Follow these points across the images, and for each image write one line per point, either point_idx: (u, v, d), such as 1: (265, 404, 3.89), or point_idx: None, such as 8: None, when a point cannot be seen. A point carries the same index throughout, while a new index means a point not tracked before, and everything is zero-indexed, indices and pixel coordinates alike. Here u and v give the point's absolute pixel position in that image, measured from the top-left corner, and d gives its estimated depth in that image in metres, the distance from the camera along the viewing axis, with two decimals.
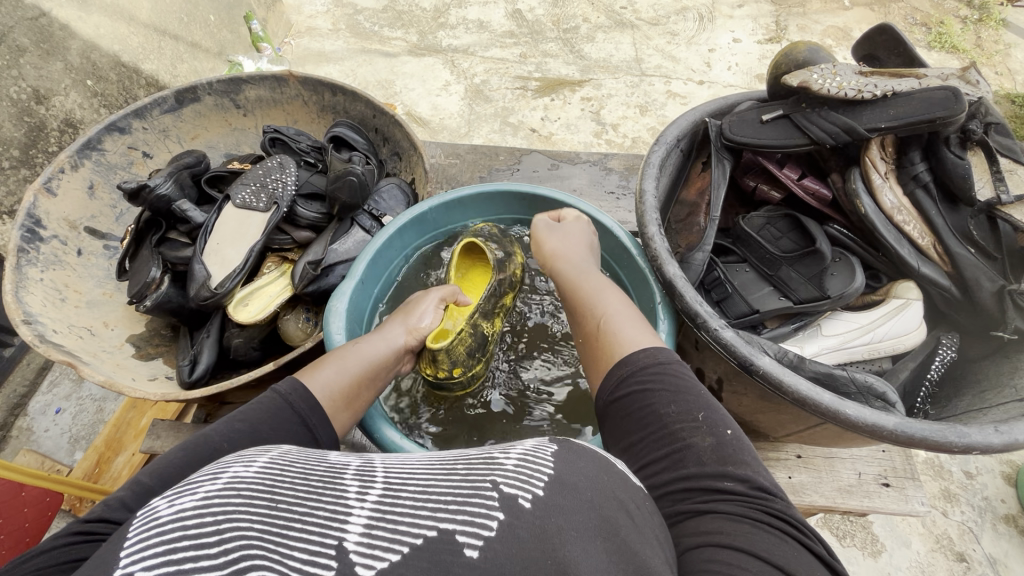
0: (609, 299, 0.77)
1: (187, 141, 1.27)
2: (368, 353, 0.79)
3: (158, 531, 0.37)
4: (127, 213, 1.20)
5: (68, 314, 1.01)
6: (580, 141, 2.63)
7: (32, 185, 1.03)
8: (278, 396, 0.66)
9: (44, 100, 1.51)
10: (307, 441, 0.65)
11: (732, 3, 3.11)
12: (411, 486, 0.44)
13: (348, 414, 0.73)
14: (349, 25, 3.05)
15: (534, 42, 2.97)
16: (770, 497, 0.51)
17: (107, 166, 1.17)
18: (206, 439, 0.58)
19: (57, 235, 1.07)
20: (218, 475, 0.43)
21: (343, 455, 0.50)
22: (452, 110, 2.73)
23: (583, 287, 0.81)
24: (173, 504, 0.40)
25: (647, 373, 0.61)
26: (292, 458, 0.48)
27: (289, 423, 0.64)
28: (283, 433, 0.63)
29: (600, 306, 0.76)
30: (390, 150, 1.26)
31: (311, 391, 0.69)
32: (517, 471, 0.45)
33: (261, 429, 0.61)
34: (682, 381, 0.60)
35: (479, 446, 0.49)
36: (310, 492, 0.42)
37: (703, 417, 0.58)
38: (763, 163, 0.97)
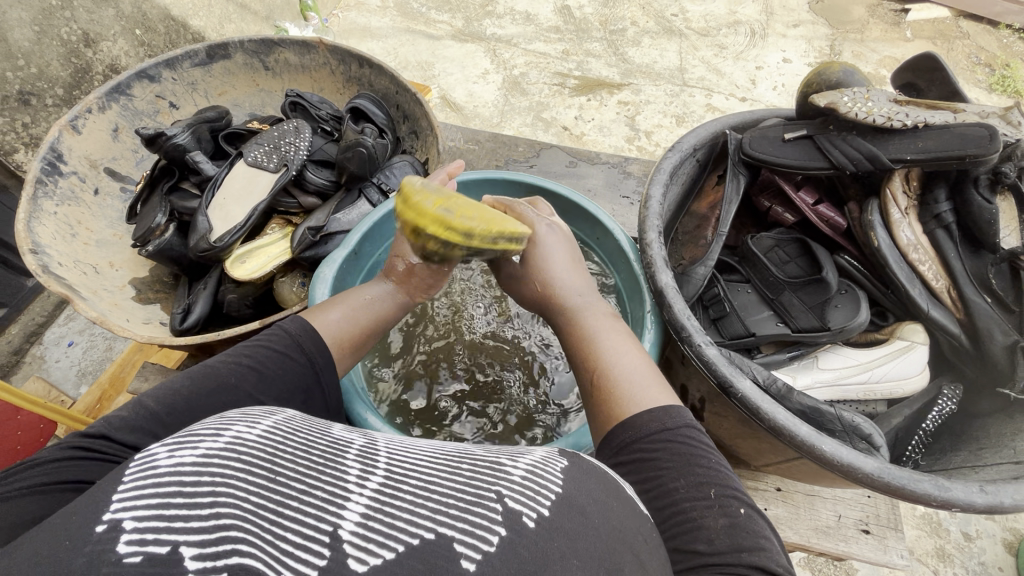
0: (612, 346, 0.68)
1: (214, 97, 1.29)
2: (376, 305, 0.78)
3: (154, 482, 0.36)
4: (147, 160, 1.23)
5: (76, 250, 1.03)
6: (610, 144, 2.83)
7: (58, 121, 1.06)
8: (287, 334, 0.69)
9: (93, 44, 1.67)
10: (313, 383, 0.69)
11: (787, 20, 3.17)
12: (412, 479, 0.42)
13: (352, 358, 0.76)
14: (398, 5, 3.33)
15: (578, 40, 3.23)
16: None
17: (134, 112, 1.19)
18: (212, 372, 0.62)
19: (77, 172, 1.10)
20: (222, 431, 0.42)
21: (347, 432, 0.49)
22: (487, 98, 2.98)
23: (580, 325, 0.72)
24: (173, 455, 0.38)
25: (657, 441, 0.56)
26: (297, 424, 0.46)
27: (295, 363, 0.67)
28: (289, 370, 0.66)
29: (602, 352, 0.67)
30: (408, 128, 1.26)
31: (318, 332, 0.71)
32: (524, 485, 0.43)
33: (265, 366, 0.64)
34: (692, 448, 0.56)
35: (487, 449, 0.48)
36: (311, 467, 0.41)
37: (715, 493, 0.53)
38: (779, 183, 0.93)
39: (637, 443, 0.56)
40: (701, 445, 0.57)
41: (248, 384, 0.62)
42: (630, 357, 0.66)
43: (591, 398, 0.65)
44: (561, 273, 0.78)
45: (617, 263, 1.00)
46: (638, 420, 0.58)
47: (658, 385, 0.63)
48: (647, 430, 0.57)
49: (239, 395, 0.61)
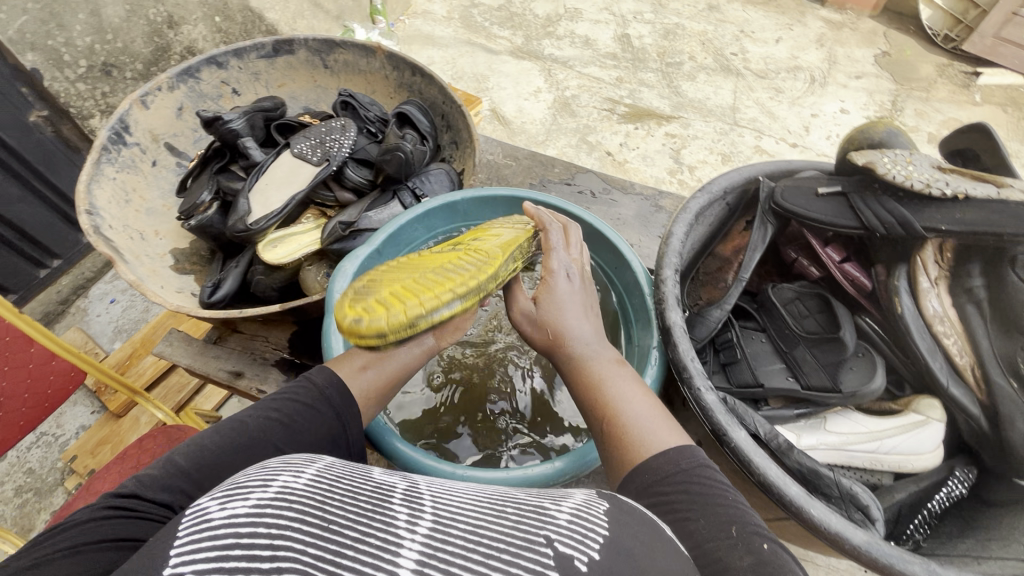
0: (623, 393, 0.70)
1: (273, 88, 1.36)
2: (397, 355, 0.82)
3: (211, 535, 0.39)
4: (204, 140, 1.31)
5: (126, 215, 1.11)
6: (652, 175, 2.89)
7: (130, 95, 1.15)
8: (314, 386, 0.77)
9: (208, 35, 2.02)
10: (338, 433, 0.76)
11: (850, 73, 3.46)
12: (461, 523, 0.43)
13: (375, 407, 0.83)
14: (463, 17, 3.56)
15: (634, 68, 3.36)
16: None
17: (199, 95, 1.28)
18: (241, 427, 0.70)
19: (139, 144, 1.18)
20: (269, 483, 0.45)
21: (385, 475, 0.51)
22: (535, 115, 3.09)
23: (588, 369, 0.74)
24: (225, 508, 0.42)
25: (672, 482, 0.58)
26: (338, 473, 0.49)
27: (320, 415, 0.75)
28: (315, 420, 0.74)
29: (614, 398, 0.70)
30: (450, 138, 1.29)
31: (346, 385, 0.79)
32: (572, 530, 0.45)
33: (291, 418, 0.73)
34: (713, 491, 0.57)
35: (530, 495, 0.49)
36: (361, 514, 0.42)
37: (738, 532, 0.53)
38: (808, 237, 0.92)
39: (654, 485, 0.58)
40: (718, 486, 0.58)
41: (276, 436, 0.70)
42: (642, 403, 0.68)
43: (607, 443, 0.67)
44: (570, 315, 0.79)
45: (633, 297, 0.98)
46: (648, 463, 0.60)
47: (675, 433, 0.64)
48: (663, 471, 0.59)
49: (269, 449, 0.69)
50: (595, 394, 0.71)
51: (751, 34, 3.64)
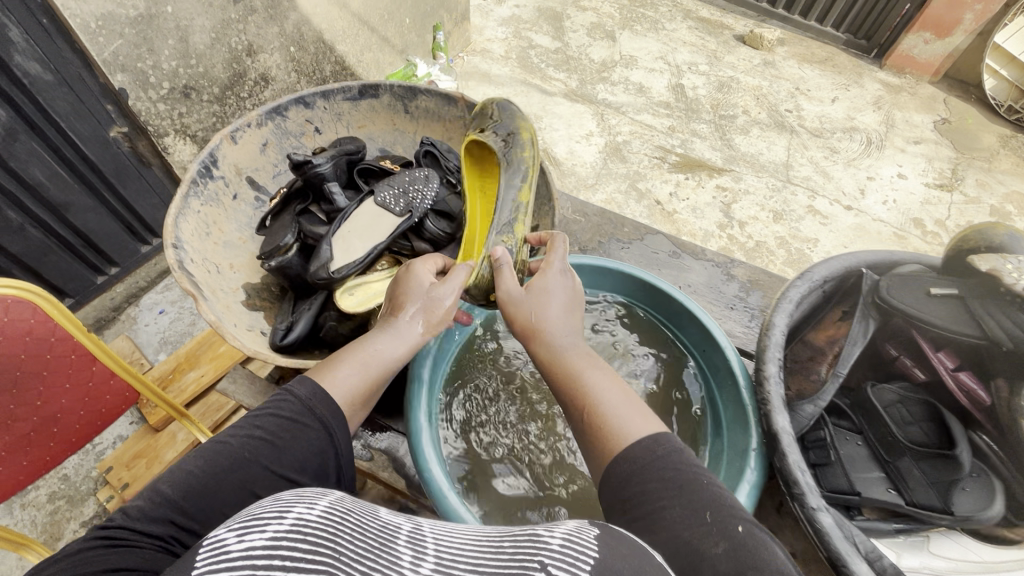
0: (598, 389, 0.82)
1: (353, 129, 1.38)
2: (383, 353, 0.92)
3: (229, 565, 0.45)
4: (282, 176, 1.33)
5: (207, 247, 1.12)
6: (701, 227, 2.84)
7: (221, 131, 1.17)
8: (303, 401, 0.84)
9: (253, 55, 2.22)
10: (327, 444, 0.84)
11: (907, 137, 3.40)
12: (460, 564, 0.51)
13: (361, 411, 0.91)
14: (520, 57, 3.66)
15: (687, 118, 3.38)
16: None
17: (283, 131, 1.30)
18: (228, 449, 0.78)
19: (224, 178, 1.20)
20: (285, 515, 0.51)
21: (392, 517, 0.58)
22: (586, 158, 3.10)
23: (567, 361, 0.87)
24: (242, 541, 0.48)
25: (651, 470, 0.70)
26: (348, 509, 0.56)
27: (312, 431, 0.82)
28: (303, 432, 0.82)
29: (592, 394, 0.82)
30: None
31: (333, 398, 0.86)
32: (563, 552, 0.50)
33: (280, 433, 0.81)
34: (683, 480, 0.69)
35: (524, 528, 0.56)
36: (369, 552, 0.50)
37: (711, 518, 0.64)
38: (918, 338, 0.88)
39: (635, 472, 0.71)
40: (692, 475, 0.69)
41: (264, 454, 0.79)
42: (616, 398, 0.81)
43: (591, 434, 0.79)
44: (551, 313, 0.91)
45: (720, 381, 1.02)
46: (628, 451, 0.73)
47: (647, 425, 0.77)
48: (643, 460, 0.71)
49: (258, 466, 0.78)
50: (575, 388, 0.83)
51: (807, 92, 3.63)
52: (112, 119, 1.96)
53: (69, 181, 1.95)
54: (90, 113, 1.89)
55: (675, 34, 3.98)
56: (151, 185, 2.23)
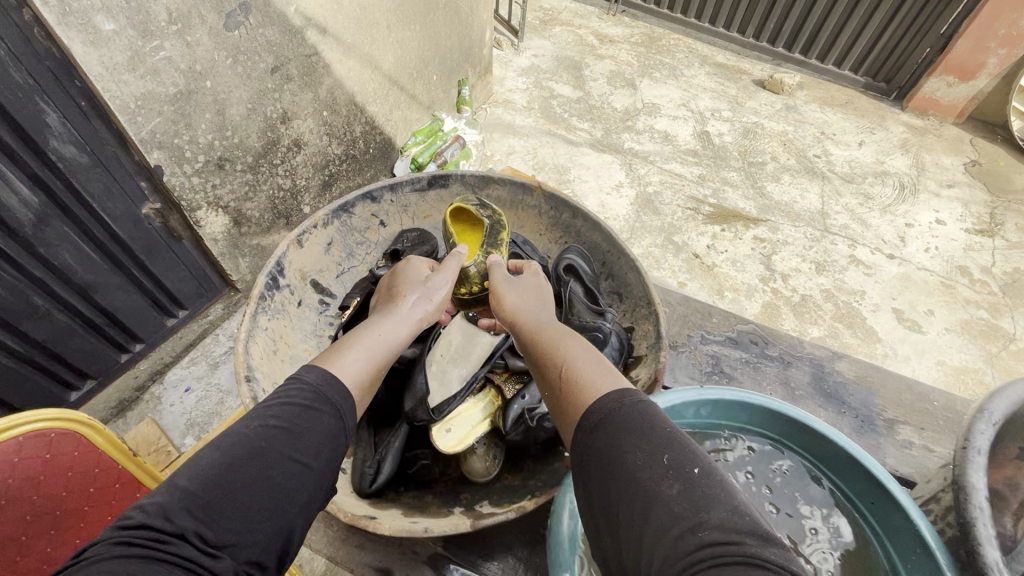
0: (567, 353, 0.95)
1: (418, 219, 1.35)
2: (388, 338, 1.02)
3: None
4: (345, 274, 1.25)
5: (277, 368, 1.01)
6: (743, 282, 2.75)
7: (288, 236, 1.09)
8: (318, 387, 0.85)
9: (287, 122, 2.14)
10: (338, 432, 0.85)
11: (940, 181, 3.36)
12: None
13: (367, 392, 0.96)
14: (543, 107, 3.63)
15: (716, 166, 3.33)
16: (740, 528, 0.62)
17: (348, 229, 1.23)
18: (243, 440, 0.74)
19: (289, 286, 1.11)
20: None
21: None
22: (619, 211, 3.03)
23: (544, 338, 1.01)
24: None
25: (618, 415, 0.78)
26: None
27: (322, 416, 0.83)
28: (317, 420, 0.82)
29: (562, 359, 0.94)
30: (610, 287, 1.27)
31: (343, 378, 0.90)
32: None
33: (292, 421, 0.79)
34: (642, 423, 0.77)
35: None
36: None
37: (668, 461, 0.71)
38: None
39: (610, 417, 0.79)
40: (649, 418, 0.78)
41: (283, 443, 0.76)
42: (582, 359, 0.93)
43: (562, 393, 0.89)
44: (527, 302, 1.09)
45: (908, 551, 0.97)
46: (600, 403, 0.81)
47: (611, 382, 0.87)
48: (610, 411, 0.80)
49: (268, 453, 0.74)
50: (550, 358, 0.97)
51: (833, 137, 3.61)
52: (145, 195, 1.87)
53: (99, 263, 1.84)
54: (123, 193, 1.80)
55: (694, 80, 3.99)
56: (181, 259, 2.11)
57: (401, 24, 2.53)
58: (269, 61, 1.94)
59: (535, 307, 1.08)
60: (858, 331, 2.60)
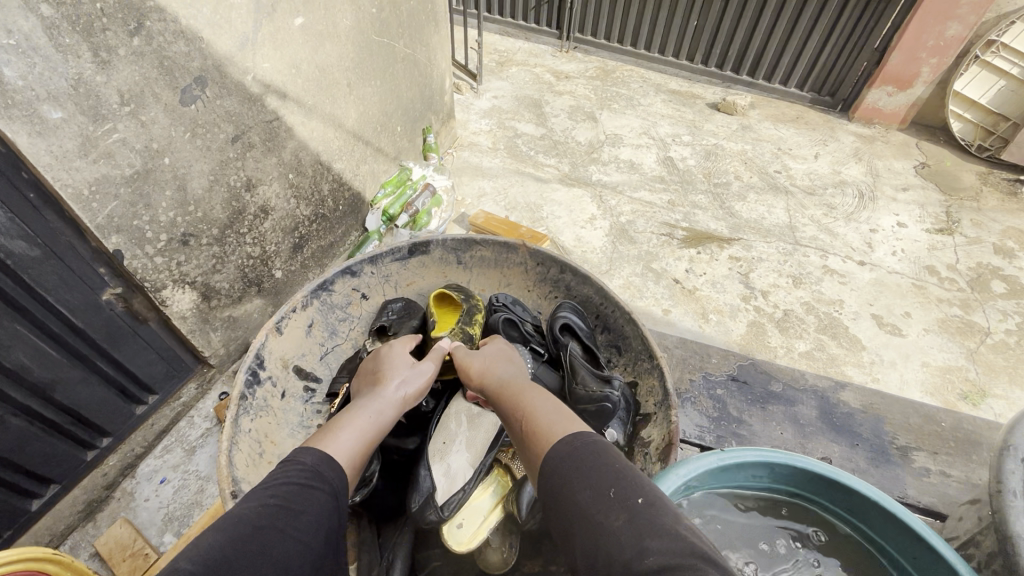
0: (528, 405, 1.01)
1: (402, 287, 1.37)
2: (378, 415, 1.03)
3: None
4: (329, 355, 1.22)
5: (264, 473, 0.95)
6: (726, 302, 2.77)
7: (266, 326, 1.05)
8: (308, 467, 0.86)
9: (252, 189, 2.08)
10: (332, 507, 0.85)
11: (895, 185, 3.50)
12: None
13: (358, 468, 0.97)
14: (508, 146, 3.67)
15: (684, 190, 3.40)
16: (692, 553, 0.68)
17: (329, 306, 1.21)
18: (243, 521, 0.73)
19: (271, 377, 1.07)
20: None
21: None
22: (595, 243, 3.03)
23: (507, 394, 1.06)
24: None
25: (572, 458, 0.85)
26: None
27: (315, 494, 0.83)
28: (313, 498, 0.82)
29: (524, 412, 1.00)
30: (609, 341, 1.30)
31: (336, 457, 0.91)
32: None
33: (289, 502, 0.79)
34: (595, 464, 0.83)
35: None
36: None
37: (615, 494, 0.78)
38: None
39: (569, 461, 0.85)
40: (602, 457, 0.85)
41: (280, 521, 0.76)
42: (543, 409, 0.99)
43: (528, 445, 0.94)
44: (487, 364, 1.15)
45: None
46: (559, 448, 0.88)
47: (569, 426, 0.94)
48: (567, 454, 0.86)
49: (267, 531, 0.74)
50: (513, 413, 1.02)
51: (790, 152, 3.74)
52: (105, 281, 1.76)
53: (59, 359, 1.71)
54: (81, 282, 1.69)
55: (652, 108, 4.11)
56: (149, 342, 1.99)
57: (361, 81, 2.53)
58: (229, 131, 1.89)
59: (496, 367, 1.13)
60: (843, 341, 2.63)
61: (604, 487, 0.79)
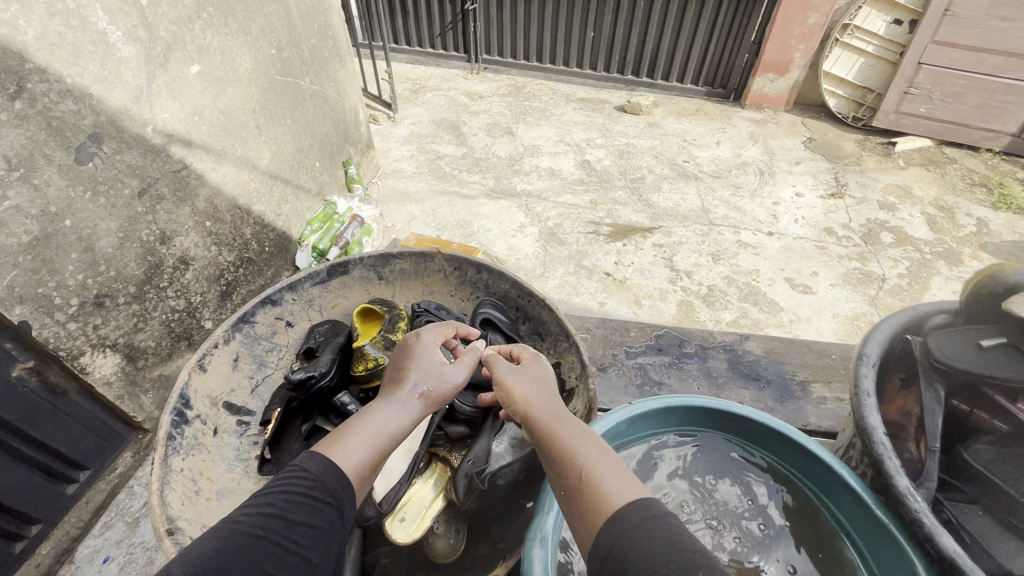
0: (584, 449, 0.91)
1: (327, 309, 1.38)
2: (389, 423, 1.01)
3: None
4: (261, 386, 1.22)
5: (202, 510, 0.95)
6: (655, 287, 2.94)
7: (188, 365, 1.05)
8: (314, 475, 0.86)
9: (167, 242, 2.02)
10: (336, 516, 0.86)
11: (789, 160, 3.85)
12: None
13: (368, 480, 0.95)
14: (432, 169, 3.75)
15: (604, 189, 3.59)
16: None
17: (254, 338, 1.22)
18: (238, 532, 0.76)
19: (199, 415, 1.07)
20: None
21: None
22: (526, 250, 3.14)
23: (559, 432, 0.96)
24: None
25: (640, 524, 0.74)
26: None
27: (325, 507, 0.85)
28: (316, 511, 0.83)
29: (580, 455, 0.90)
30: (531, 329, 1.37)
31: (343, 466, 0.90)
32: None
33: (289, 511, 0.81)
34: (664, 530, 0.72)
35: None
36: None
37: (690, 560, 0.66)
38: (988, 394, 0.87)
39: (629, 530, 0.73)
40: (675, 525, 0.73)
41: (276, 531, 0.78)
42: (607, 457, 0.89)
43: (579, 496, 0.84)
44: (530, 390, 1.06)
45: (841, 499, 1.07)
46: (623, 511, 0.77)
47: (635, 484, 0.83)
48: (629, 518, 0.75)
49: (263, 542, 0.76)
50: (563, 452, 0.92)
51: (694, 142, 4.03)
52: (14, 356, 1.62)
53: None
54: None
55: (564, 117, 4.32)
56: (77, 418, 1.83)
57: (270, 121, 2.53)
58: (134, 185, 1.85)
59: (545, 397, 1.04)
60: (764, 306, 2.85)
61: (665, 547, 0.69)
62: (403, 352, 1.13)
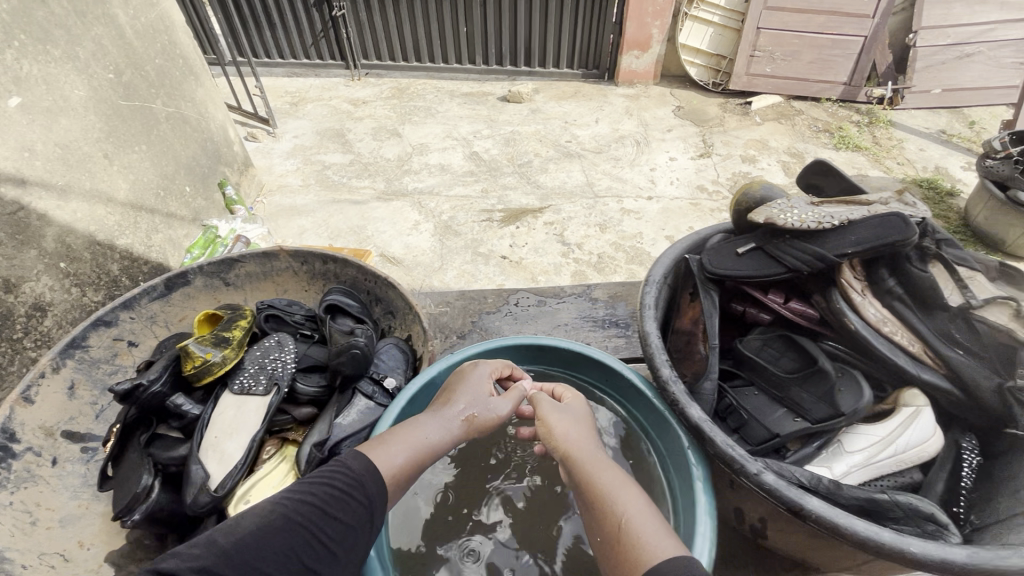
0: (625, 499, 0.98)
1: (174, 323, 1.53)
2: (431, 438, 1.11)
3: None
4: (105, 410, 1.39)
5: (34, 539, 1.15)
6: (549, 262, 3.07)
7: (10, 401, 1.19)
8: (353, 472, 0.99)
9: (13, 289, 1.87)
10: (367, 515, 0.97)
11: (661, 129, 4.13)
12: None
13: (398, 488, 1.06)
14: (319, 179, 3.68)
15: (494, 177, 3.69)
16: None
17: (90, 363, 1.36)
18: (276, 513, 0.88)
19: (30, 446, 1.22)
20: None
21: None
22: (423, 246, 3.18)
23: (600, 481, 1.03)
24: None
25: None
26: None
27: (355, 501, 0.96)
28: (347, 504, 0.95)
29: (620, 506, 0.97)
30: (384, 309, 1.57)
31: (378, 468, 1.02)
32: None
33: (327, 503, 0.93)
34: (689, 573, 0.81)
35: None
36: None
37: None
38: (751, 291, 1.27)
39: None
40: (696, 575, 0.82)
41: (314, 519, 0.90)
42: (648, 510, 0.96)
43: (615, 545, 0.92)
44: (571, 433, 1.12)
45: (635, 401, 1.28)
46: (659, 565, 0.84)
47: (670, 542, 0.90)
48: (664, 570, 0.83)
49: (297, 524, 0.89)
50: (598, 500, 1.00)
51: (575, 122, 4.23)
52: None
53: None
54: None
55: (449, 113, 4.38)
56: None
57: (121, 148, 2.40)
58: None
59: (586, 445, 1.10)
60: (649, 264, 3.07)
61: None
62: (462, 379, 1.22)
